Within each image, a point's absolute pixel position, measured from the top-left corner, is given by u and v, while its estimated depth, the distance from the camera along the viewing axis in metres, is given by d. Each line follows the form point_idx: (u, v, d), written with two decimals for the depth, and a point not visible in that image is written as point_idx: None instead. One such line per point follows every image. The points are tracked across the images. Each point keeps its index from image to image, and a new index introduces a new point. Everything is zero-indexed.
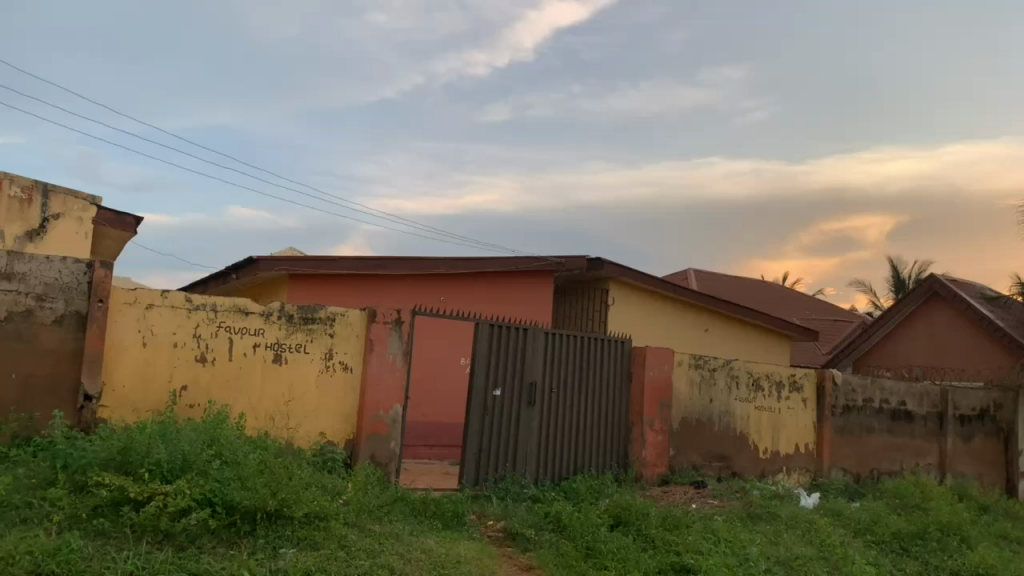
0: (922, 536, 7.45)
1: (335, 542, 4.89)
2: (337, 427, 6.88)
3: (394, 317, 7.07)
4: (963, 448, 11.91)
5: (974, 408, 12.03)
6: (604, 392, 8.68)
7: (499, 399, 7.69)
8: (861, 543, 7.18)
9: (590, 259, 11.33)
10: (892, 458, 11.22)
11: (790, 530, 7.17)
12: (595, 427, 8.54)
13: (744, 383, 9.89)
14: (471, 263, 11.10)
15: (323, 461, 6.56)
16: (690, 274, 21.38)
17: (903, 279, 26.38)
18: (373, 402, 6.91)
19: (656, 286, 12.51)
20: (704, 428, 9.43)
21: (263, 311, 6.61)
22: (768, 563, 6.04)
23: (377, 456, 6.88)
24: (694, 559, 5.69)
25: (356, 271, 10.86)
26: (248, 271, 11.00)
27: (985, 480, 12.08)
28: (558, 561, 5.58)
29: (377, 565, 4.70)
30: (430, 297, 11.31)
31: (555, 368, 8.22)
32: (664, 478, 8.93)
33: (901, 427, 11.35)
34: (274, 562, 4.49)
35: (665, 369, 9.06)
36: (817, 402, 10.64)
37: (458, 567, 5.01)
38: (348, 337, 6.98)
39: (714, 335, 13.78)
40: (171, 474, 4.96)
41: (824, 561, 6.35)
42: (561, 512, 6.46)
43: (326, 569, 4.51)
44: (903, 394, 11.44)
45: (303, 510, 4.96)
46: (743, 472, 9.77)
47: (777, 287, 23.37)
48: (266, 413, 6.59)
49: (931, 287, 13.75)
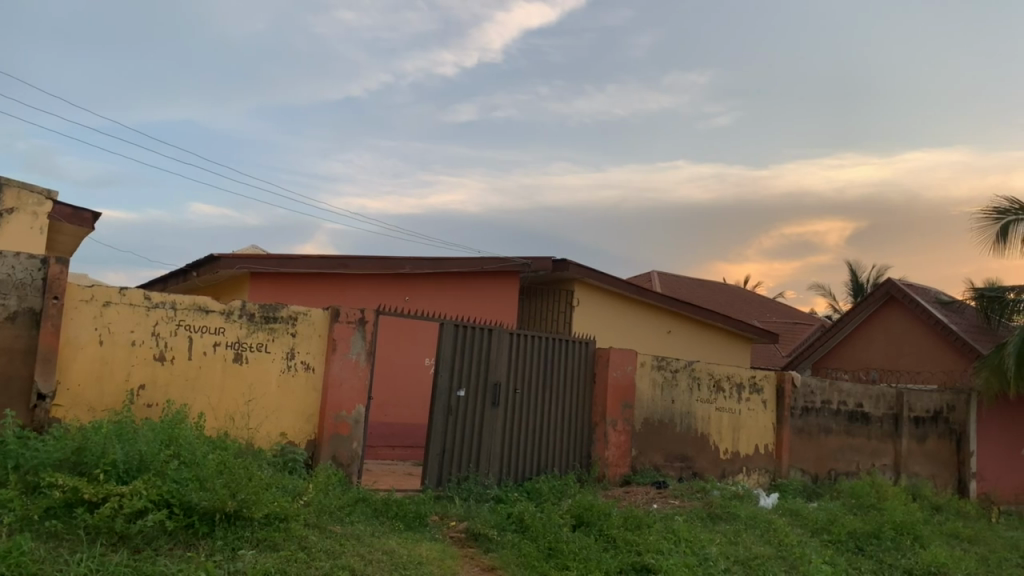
0: (877, 535, 7.60)
1: (295, 543, 4.85)
2: (298, 427, 6.81)
3: (357, 317, 7.02)
4: (917, 448, 12.17)
5: (928, 410, 12.30)
6: (568, 392, 8.72)
7: (463, 399, 7.67)
8: (818, 542, 7.31)
9: (555, 260, 11.37)
10: (849, 459, 11.43)
11: (750, 530, 7.27)
12: (558, 428, 8.57)
13: (706, 385, 9.99)
14: (436, 264, 11.06)
15: (283, 461, 6.49)
16: (653, 275, 21.60)
17: (860, 283, 26.93)
18: (335, 402, 6.85)
19: (620, 288, 12.60)
20: (665, 429, 9.51)
21: (223, 309, 6.53)
22: (727, 563, 6.11)
23: (339, 457, 6.82)
24: (654, 559, 5.74)
25: (321, 269, 10.72)
26: (209, 268, 10.83)
27: (939, 480, 12.35)
28: (520, 561, 5.59)
29: (338, 566, 4.66)
30: (395, 296, 11.25)
31: (519, 369, 8.23)
32: (626, 478, 8.98)
33: (858, 428, 11.56)
34: (233, 564, 4.43)
35: (629, 371, 9.11)
36: (776, 404, 10.81)
37: (420, 568, 4.99)
38: (311, 336, 6.91)
39: (677, 337, 13.91)
40: (127, 475, 4.87)
41: (782, 561, 6.45)
42: (524, 512, 6.46)
43: (286, 570, 4.46)
44: (860, 396, 11.67)
45: (263, 510, 4.91)
46: (703, 472, 9.87)
47: (738, 290, 23.77)
48: (226, 412, 6.50)
49: (888, 292, 14.02)
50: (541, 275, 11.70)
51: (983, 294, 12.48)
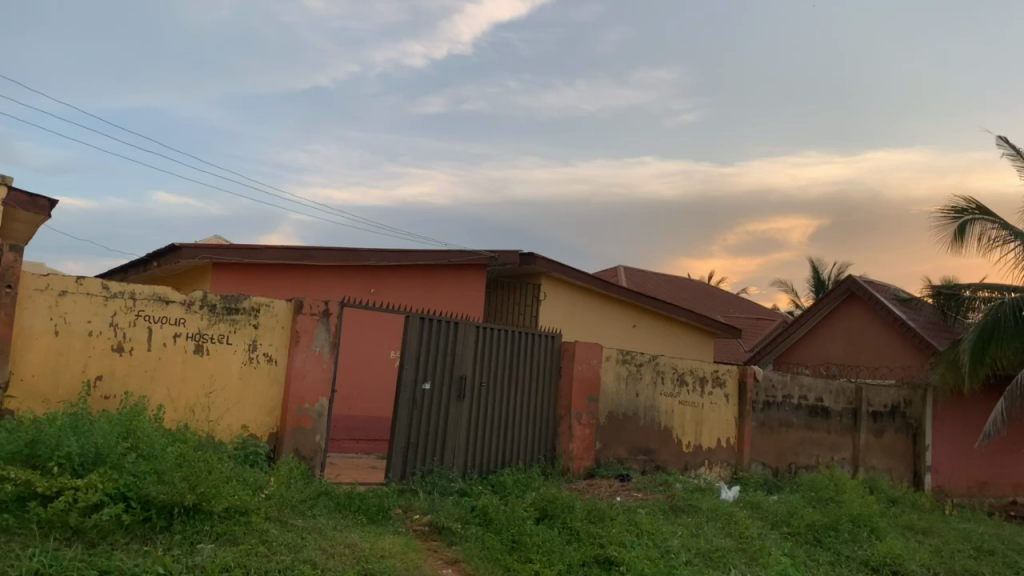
0: (835, 527, 7.72)
1: (256, 537, 4.79)
2: (260, 420, 6.72)
3: (322, 309, 6.95)
4: (875, 442, 12.40)
5: (885, 404, 12.53)
6: (533, 385, 8.73)
7: (428, 393, 7.65)
8: (778, 535, 7.41)
9: (523, 254, 11.37)
10: (809, 453, 11.61)
11: (711, 523, 7.36)
12: (523, 421, 8.59)
13: (669, 378, 10.09)
14: (402, 256, 10.98)
15: (245, 454, 6.40)
16: (620, 271, 21.70)
17: (822, 279, 27.34)
18: (298, 395, 6.78)
19: (586, 282, 12.64)
20: (629, 422, 9.58)
21: (184, 299, 6.43)
22: (688, 555, 6.17)
23: (301, 450, 6.76)
24: (617, 551, 5.78)
25: (284, 259, 10.60)
26: (170, 258, 10.65)
27: (895, 473, 12.60)
28: (484, 554, 5.59)
29: (300, 560, 4.61)
30: (360, 289, 11.18)
31: (485, 363, 8.22)
32: (590, 471, 9.02)
33: (818, 422, 11.75)
34: (191, 558, 4.36)
35: (594, 364, 9.15)
36: (738, 398, 10.94)
37: (383, 561, 4.96)
38: (273, 327, 6.83)
39: (642, 331, 14.00)
40: (82, 468, 4.78)
41: (743, 552, 6.53)
42: (488, 505, 6.44)
43: (245, 564, 4.41)
44: (821, 391, 11.85)
45: (223, 504, 4.85)
46: (667, 465, 9.96)
47: (704, 286, 24.01)
48: (186, 404, 6.40)
49: (849, 289, 14.25)
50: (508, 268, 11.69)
51: (940, 292, 12.70)
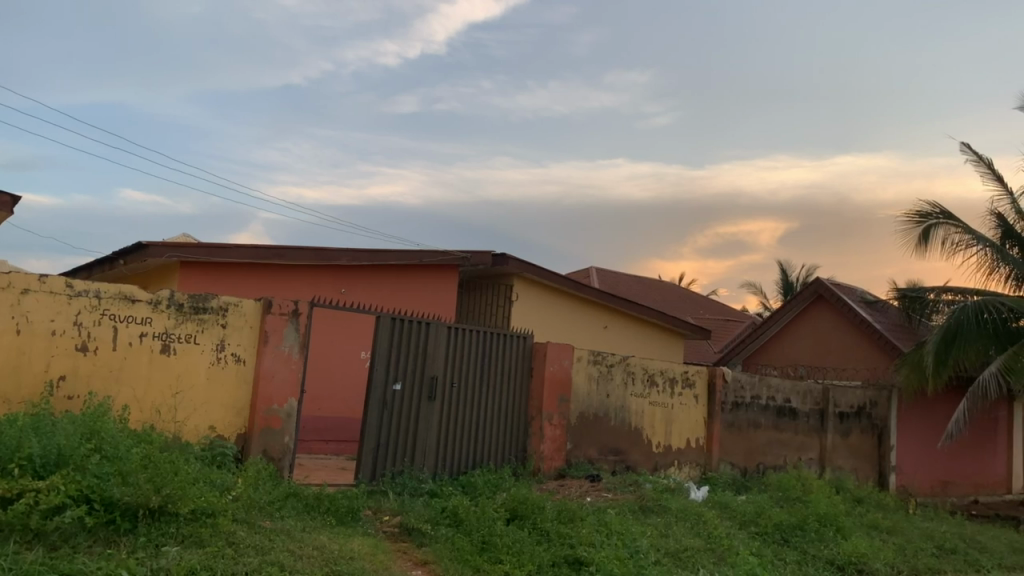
0: (802, 526, 7.81)
1: (223, 539, 4.74)
2: (228, 421, 6.64)
3: (291, 308, 6.89)
4: (841, 443, 12.54)
5: (852, 405, 12.68)
6: (504, 386, 8.73)
7: (398, 393, 7.61)
8: (746, 535, 7.50)
9: (495, 255, 11.37)
10: (776, 453, 11.73)
11: (680, 523, 7.41)
12: (494, 421, 8.58)
13: (640, 379, 10.14)
14: (374, 256, 10.91)
15: (212, 455, 6.31)
16: (592, 272, 21.79)
17: (789, 281, 27.67)
18: (267, 395, 6.72)
19: (558, 283, 12.67)
20: (600, 423, 9.61)
21: (151, 299, 6.34)
22: (657, 555, 6.21)
23: (269, 450, 6.69)
24: (587, 552, 5.81)
25: (254, 258, 10.48)
26: (136, 256, 10.49)
27: (861, 473, 12.74)
28: (453, 556, 5.57)
29: (267, 562, 4.57)
30: (331, 289, 11.13)
31: (456, 364, 8.20)
32: (560, 471, 9.04)
33: (786, 423, 11.88)
34: (156, 560, 4.30)
35: (565, 365, 9.17)
36: (707, 399, 11.04)
37: (352, 563, 4.92)
38: (242, 327, 6.76)
39: (613, 332, 14.06)
40: (44, 470, 4.68)
41: (711, 552, 6.59)
42: (458, 506, 6.41)
43: (212, 566, 4.35)
44: (788, 392, 11.99)
45: (190, 505, 4.78)
46: (637, 465, 10.00)
47: (674, 288, 24.21)
48: (152, 405, 6.30)
49: (816, 291, 14.45)
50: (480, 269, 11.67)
51: (905, 294, 12.93)
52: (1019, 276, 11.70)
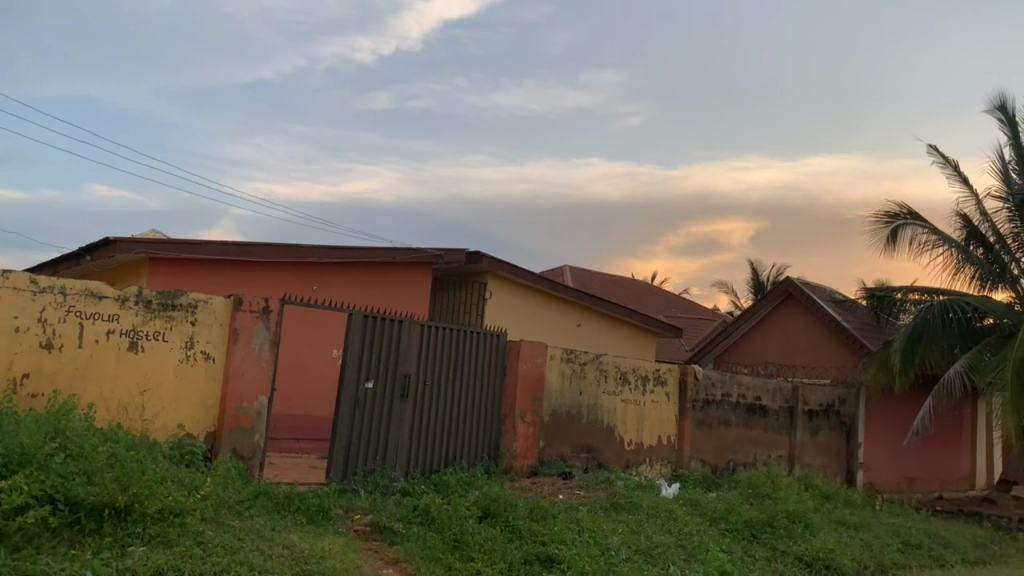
0: (771, 523, 7.89)
1: (191, 538, 4.68)
2: (197, 419, 6.56)
3: (261, 306, 6.83)
4: (810, 440, 12.69)
5: (821, 403, 12.83)
6: (477, 384, 8.72)
7: (371, 392, 7.58)
8: (716, 531, 7.56)
9: (469, 252, 11.35)
10: (746, 450, 11.84)
11: (651, 519, 7.45)
12: (467, 420, 8.56)
13: (612, 377, 10.19)
14: (346, 253, 10.84)
15: (180, 454, 6.23)
16: (566, 270, 21.84)
17: (760, 280, 27.97)
18: (237, 394, 6.65)
19: (531, 281, 12.69)
20: (573, 421, 9.64)
21: (118, 295, 6.24)
22: (628, 551, 6.25)
23: (239, 449, 6.63)
24: (558, 549, 5.83)
25: (224, 255, 10.37)
26: (103, 252, 10.31)
27: (830, 471, 12.89)
28: (425, 554, 5.56)
29: (236, 562, 4.52)
30: (303, 287, 11.05)
31: (429, 362, 8.19)
32: (533, 469, 9.05)
33: (756, 421, 11.99)
34: (122, 561, 4.24)
35: (538, 363, 9.17)
36: (679, 397, 11.12)
37: (322, 562, 4.89)
38: (212, 325, 6.68)
39: (586, 330, 14.11)
40: (6, 469, 4.60)
41: (682, 549, 6.64)
42: (430, 505, 6.39)
43: (179, 566, 4.30)
44: (759, 390, 12.10)
45: (157, 505, 4.72)
46: (609, 463, 10.05)
47: (647, 286, 24.34)
48: (119, 403, 6.21)
49: (786, 290, 14.61)
50: (454, 266, 11.64)
51: (873, 294, 13.10)
52: (984, 277, 11.92)
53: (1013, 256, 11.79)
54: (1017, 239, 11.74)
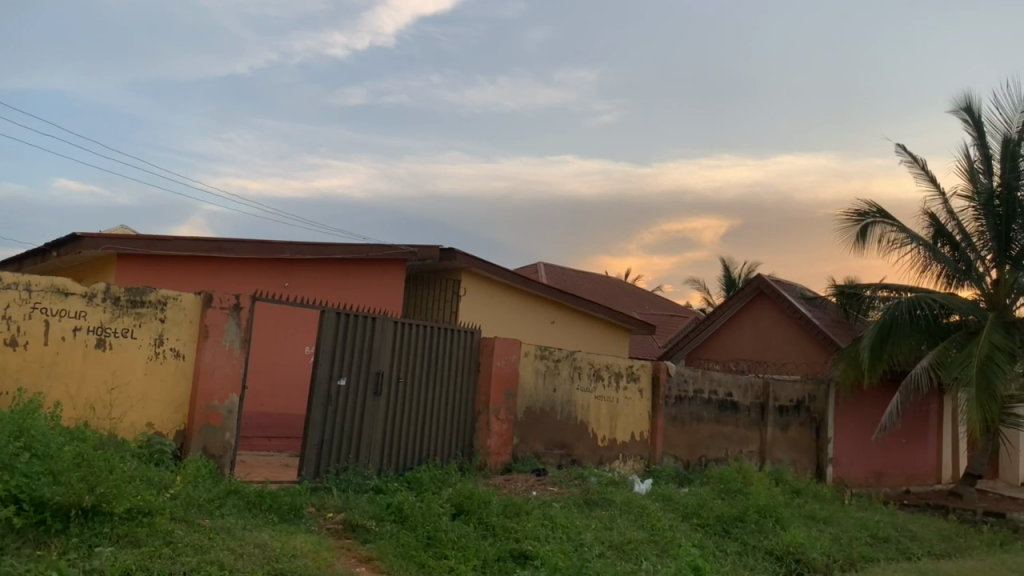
0: (742, 518, 7.96)
1: (160, 538, 4.61)
2: (167, 417, 6.47)
3: (232, 302, 6.74)
4: (781, 436, 12.82)
5: (791, 399, 12.96)
6: (451, 381, 8.69)
7: (344, 389, 7.53)
8: (688, 527, 7.63)
9: (443, 249, 11.32)
10: (718, 446, 11.94)
11: (624, 515, 7.49)
12: (440, 417, 8.54)
13: (586, 373, 10.22)
14: (319, 250, 10.75)
15: (149, 453, 6.13)
16: (540, 267, 21.87)
17: (732, 278, 28.23)
18: (207, 391, 6.56)
19: (505, 278, 12.69)
20: (546, 418, 9.65)
21: (85, 292, 6.15)
22: (601, 547, 6.27)
23: (210, 448, 6.55)
24: (532, 546, 5.85)
25: (195, 251, 10.25)
26: (70, 248, 10.14)
27: (800, 466, 13.03)
28: (398, 552, 5.54)
29: (206, 561, 4.47)
30: (274, 283, 10.93)
31: (403, 359, 8.15)
32: (507, 466, 9.04)
33: (728, 416, 12.09)
34: (89, 561, 4.17)
35: (512, 360, 9.17)
36: (652, 393, 11.18)
37: (294, 560, 4.84)
38: (181, 321, 6.58)
39: (560, 327, 14.15)
40: None
41: (654, 544, 6.69)
42: (403, 502, 6.36)
43: (148, 566, 4.25)
44: (730, 386, 12.20)
45: (125, 505, 4.66)
46: (582, 459, 10.08)
47: (620, 283, 24.46)
48: (86, 402, 6.12)
49: (757, 287, 14.75)
50: (428, 263, 11.61)
51: (843, 291, 13.27)
52: (951, 274, 12.16)
53: (979, 253, 11.98)
54: (982, 236, 11.93)
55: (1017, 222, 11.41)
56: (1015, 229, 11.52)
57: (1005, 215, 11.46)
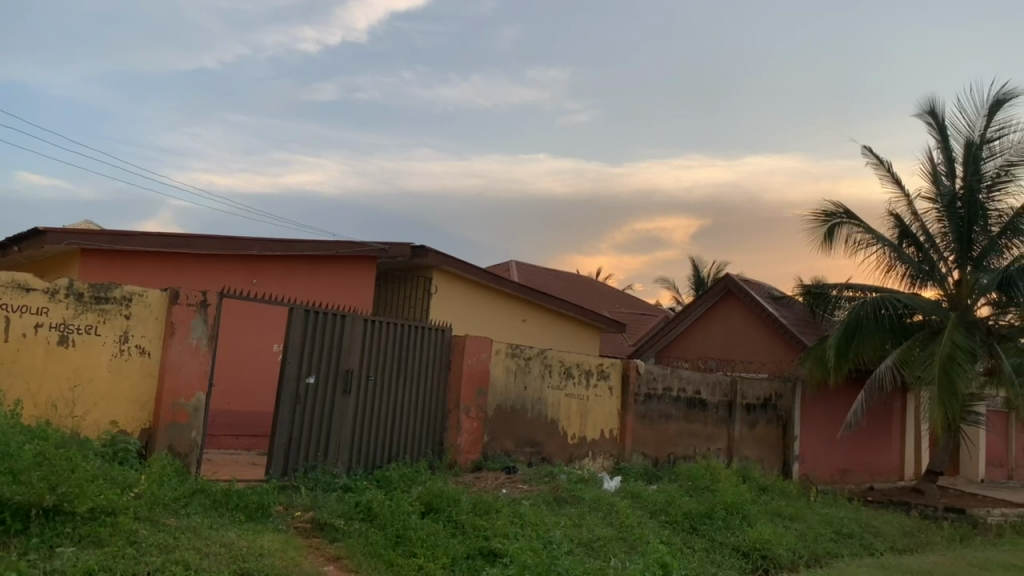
0: (710, 515, 8.03)
1: (124, 538, 4.54)
2: (131, 415, 6.38)
3: (199, 299, 6.66)
4: (748, 433, 12.96)
5: (758, 397, 13.11)
6: (421, 379, 8.67)
7: (312, 386, 7.47)
8: (657, 524, 7.69)
9: (414, 247, 11.27)
10: (687, 443, 12.04)
11: (593, 512, 7.54)
12: (410, 415, 8.51)
13: (557, 371, 10.25)
14: (288, 247, 10.65)
15: (113, 451, 6.04)
16: (512, 265, 21.88)
17: (701, 278, 28.50)
18: (173, 389, 6.48)
19: (476, 276, 12.67)
20: (516, 416, 9.66)
21: (47, 287, 6.03)
22: (569, 544, 6.30)
23: (175, 446, 6.47)
24: (501, 543, 5.86)
25: (161, 247, 10.09)
26: (32, 243, 9.94)
27: (767, 463, 13.18)
28: (367, 550, 5.52)
29: (170, 561, 4.41)
30: (243, 280, 10.81)
31: (373, 357, 8.11)
32: (477, 464, 9.04)
33: (696, 414, 12.19)
34: (50, 562, 4.09)
35: (483, 358, 9.18)
36: (621, 390, 11.24)
37: (260, 559, 4.80)
38: (147, 318, 6.49)
39: (532, 325, 14.16)
40: None
41: (622, 541, 6.73)
42: (372, 501, 6.33)
43: (111, 566, 4.18)
44: (699, 384, 12.31)
45: (88, 504, 4.59)
46: (552, 456, 10.11)
47: (591, 282, 24.56)
48: (47, 399, 6.01)
49: (726, 287, 14.89)
50: (399, 260, 11.56)
51: (810, 290, 13.45)
52: (914, 274, 12.36)
53: (942, 255, 12.19)
54: (945, 238, 12.15)
55: (979, 223, 11.65)
56: (976, 230, 11.77)
57: (967, 217, 11.68)
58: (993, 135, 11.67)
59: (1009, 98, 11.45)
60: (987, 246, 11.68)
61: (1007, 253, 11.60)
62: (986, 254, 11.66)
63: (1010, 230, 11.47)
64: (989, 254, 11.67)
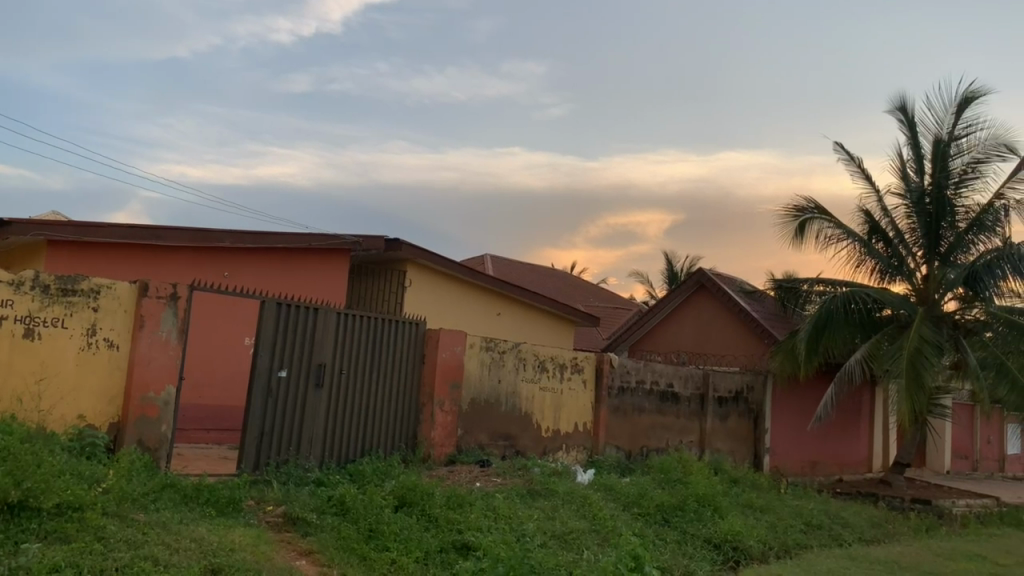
0: (682, 507, 8.10)
1: (91, 534, 4.47)
2: (99, 409, 6.28)
3: (169, 292, 6.59)
4: (720, 426, 13.07)
5: (730, 390, 13.23)
6: (394, 373, 8.63)
7: (284, 380, 7.42)
8: (629, 516, 7.73)
9: (388, 240, 11.23)
10: (659, 436, 12.12)
11: (567, 505, 7.56)
12: (383, 409, 8.47)
13: (531, 365, 10.27)
14: (259, 239, 10.55)
15: (80, 446, 5.95)
16: (487, 259, 21.88)
17: (675, 273, 28.72)
18: (143, 383, 6.40)
19: (451, 269, 12.64)
20: (490, 409, 9.66)
21: (13, 279, 5.90)
22: (542, 537, 6.31)
23: (145, 441, 6.40)
24: (474, 537, 5.87)
25: (130, 239, 9.93)
26: None
27: (738, 455, 13.31)
28: (339, 545, 5.50)
29: (139, 556, 4.36)
30: (213, 272, 10.68)
31: (346, 350, 8.06)
32: (450, 457, 9.02)
33: (668, 407, 12.28)
34: (15, 558, 4.01)
35: (457, 352, 9.16)
36: (595, 384, 11.29)
37: (232, 554, 4.77)
38: (115, 312, 6.40)
39: (506, 318, 14.16)
40: None
41: (594, 534, 6.77)
42: (345, 495, 6.30)
43: (78, 564, 4.12)
44: (671, 377, 12.39)
45: (54, 499, 4.52)
46: (526, 450, 10.12)
47: (566, 276, 24.63)
48: (12, 393, 5.89)
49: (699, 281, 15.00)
50: (372, 253, 11.50)
51: (781, 285, 13.60)
52: (882, 269, 12.50)
53: (910, 250, 12.37)
54: (913, 234, 12.34)
55: (947, 220, 11.87)
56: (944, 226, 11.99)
57: (935, 213, 11.88)
58: (961, 132, 11.85)
59: (976, 97, 11.63)
60: (954, 242, 11.88)
61: (973, 249, 11.78)
62: (952, 250, 11.87)
63: (976, 226, 11.70)
64: (955, 250, 11.87)
